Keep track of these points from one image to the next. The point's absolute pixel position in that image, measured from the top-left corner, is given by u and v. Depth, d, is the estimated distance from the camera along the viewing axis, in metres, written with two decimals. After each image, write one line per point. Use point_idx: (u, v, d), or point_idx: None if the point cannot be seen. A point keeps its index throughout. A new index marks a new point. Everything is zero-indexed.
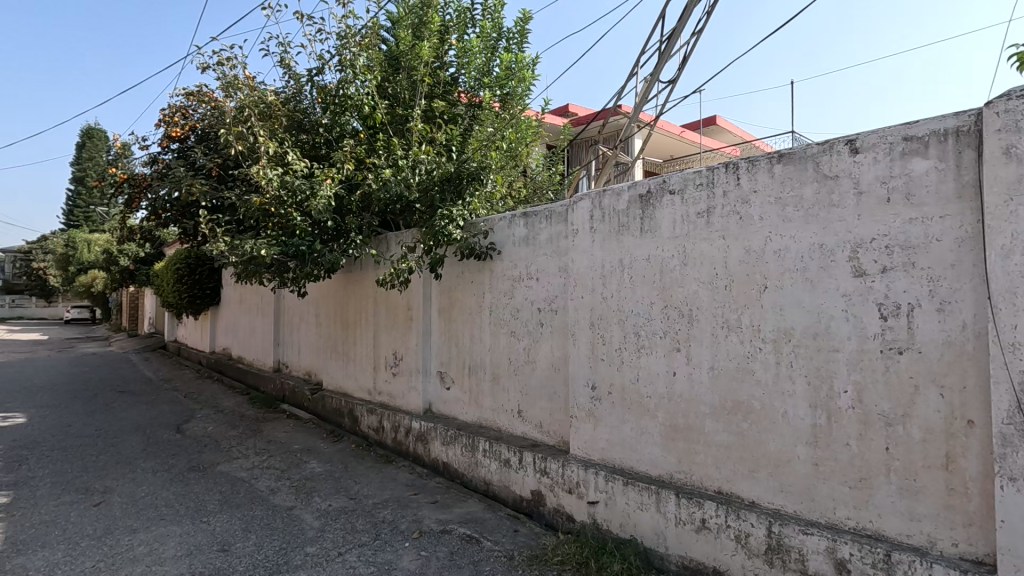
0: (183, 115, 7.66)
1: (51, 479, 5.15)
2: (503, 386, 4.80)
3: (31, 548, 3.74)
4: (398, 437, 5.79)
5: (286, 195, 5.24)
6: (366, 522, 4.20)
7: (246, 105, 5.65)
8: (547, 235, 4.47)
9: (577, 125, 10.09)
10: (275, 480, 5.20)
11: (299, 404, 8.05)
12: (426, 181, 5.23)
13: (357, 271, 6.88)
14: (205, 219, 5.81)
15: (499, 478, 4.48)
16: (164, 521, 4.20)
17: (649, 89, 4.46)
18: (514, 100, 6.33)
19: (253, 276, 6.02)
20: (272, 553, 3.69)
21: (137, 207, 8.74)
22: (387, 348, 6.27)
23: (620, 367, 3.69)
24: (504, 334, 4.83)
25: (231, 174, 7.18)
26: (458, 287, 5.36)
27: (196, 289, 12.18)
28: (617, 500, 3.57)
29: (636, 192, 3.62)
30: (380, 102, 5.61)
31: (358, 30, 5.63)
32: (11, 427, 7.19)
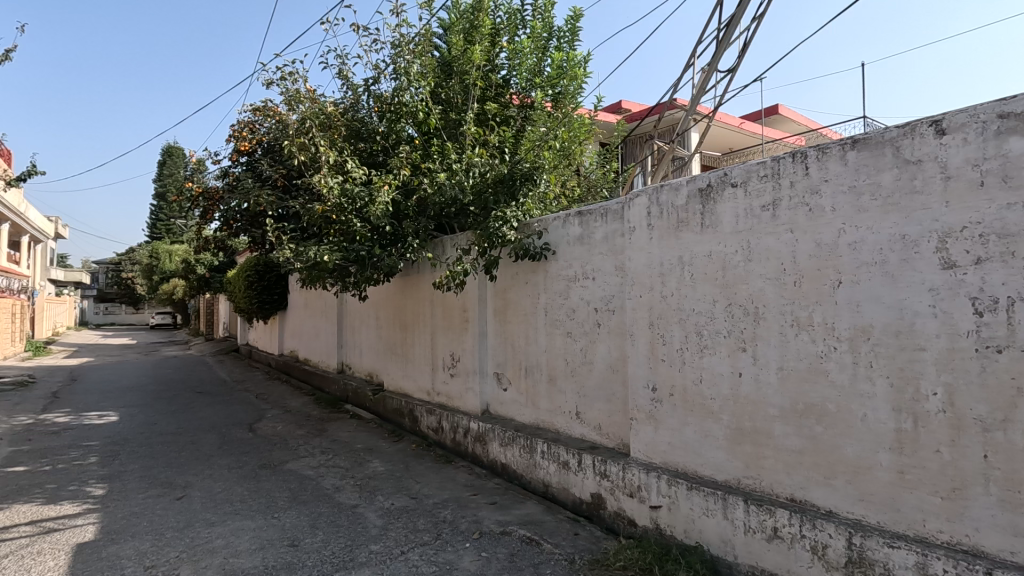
0: (250, 130, 8.11)
1: (140, 474, 5.54)
2: (560, 388, 4.76)
3: (122, 538, 4.03)
4: (456, 437, 5.86)
5: (346, 202, 5.40)
6: (427, 522, 4.26)
7: (307, 116, 5.93)
8: (602, 234, 4.40)
9: (631, 121, 9.89)
10: (340, 478, 5.37)
11: (362, 404, 8.31)
12: (480, 183, 5.23)
13: (413, 274, 7.04)
14: (272, 227, 6.10)
15: (558, 480, 4.44)
16: (239, 516, 4.42)
17: (707, 80, 4.28)
18: (567, 99, 6.21)
19: (316, 281, 6.26)
20: (339, 550, 3.80)
21: (212, 218, 9.31)
22: (444, 350, 6.36)
23: (682, 368, 3.56)
24: (560, 334, 4.78)
25: (295, 184, 7.53)
26: (513, 288, 5.36)
27: (265, 294, 12.85)
28: (680, 505, 3.45)
29: (695, 187, 3.49)
30: (434, 108, 5.70)
31: (412, 38, 5.76)
32: (105, 426, 7.80)
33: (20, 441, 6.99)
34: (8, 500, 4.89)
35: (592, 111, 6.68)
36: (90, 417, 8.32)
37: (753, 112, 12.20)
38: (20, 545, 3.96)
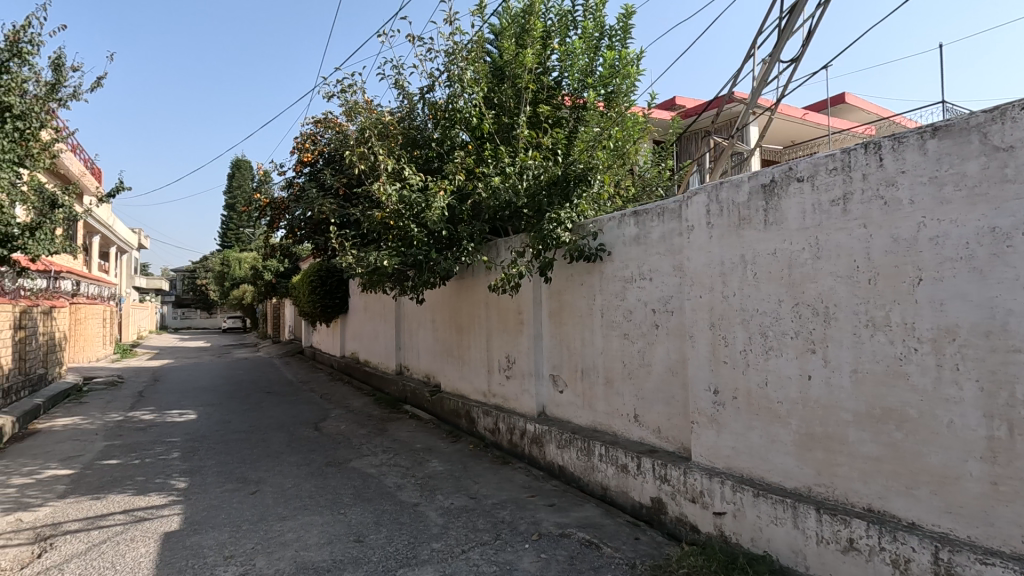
0: (312, 141, 8.48)
1: (217, 469, 5.89)
2: (618, 391, 4.71)
3: (203, 529, 4.30)
4: (513, 439, 5.90)
5: (404, 208, 5.55)
6: (487, 522, 4.31)
7: (366, 126, 6.17)
8: (659, 234, 4.32)
9: (686, 117, 9.65)
10: (401, 477, 5.52)
11: (420, 405, 8.50)
12: (534, 186, 5.26)
13: (468, 277, 7.15)
14: (335, 234, 6.35)
15: (616, 484, 4.39)
16: (308, 511, 4.62)
17: (769, 71, 4.12)
18: (619, 98, 6.14)
19: (376, 285, 6.47)
20: (402, 546, 3.90)
21: (278, 226, 9.78)
22: (500, 352, 6.42)
23: (746, 371, 3.44)
24: (617, 336, 4.73)
25: (355, 192, 7.81)
26: (568, 290, 5.35)
27: (327, 298, 13.39)
28: (746, 512, 3.34)
29: (757, 182, 3.38)
30: (487, 112, 5.78)
31: (465, 45, 5.86)
32: (185, 423, 8.35)
33: (113, 437, 7.59)
34: (104, 491, 5.32)
35: (646, 109, 6.56)
36: (172, 415, 8.92)
37: (817, 101, 11.64)
38: (116, 532, 4.30)
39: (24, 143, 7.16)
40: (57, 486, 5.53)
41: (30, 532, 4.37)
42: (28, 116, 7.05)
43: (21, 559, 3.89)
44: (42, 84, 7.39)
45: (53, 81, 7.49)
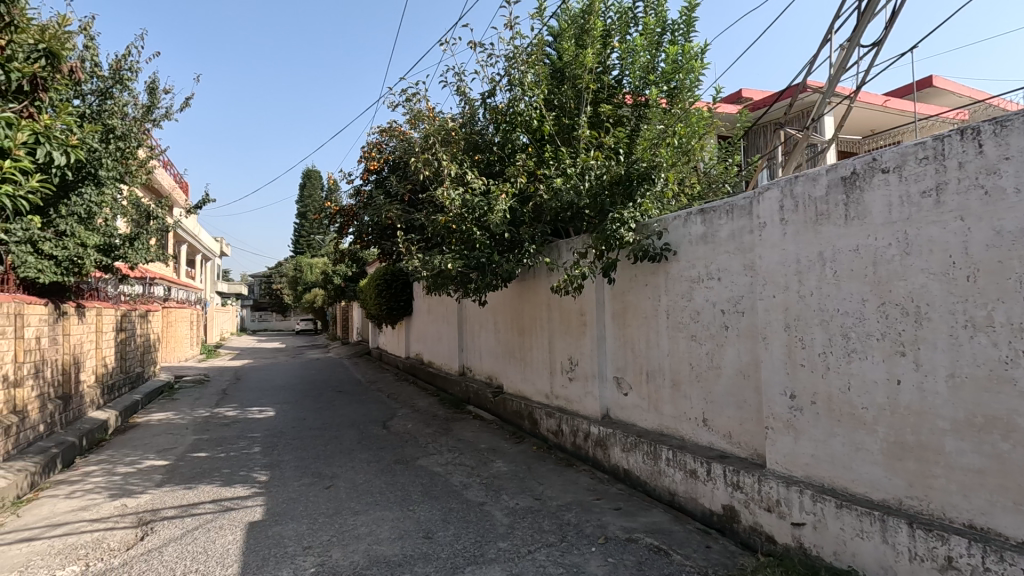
0: (378, 150, 8.81)
1: (295, 464, 6.22)
2: (685, 394, 4.59)
3: (284, 520, 4.55)
4: (577, 441, 5.86)
5: (467, 212, 5.66)
6: (552, 523, 4.31)
7: (430, 133, 6.37)
8: (728, 232, 4.18)
9: (754, 110, 9.28)
10: (467, 476, 5.61)
11: (483, 405, 8.62)
12: (596, 186, 5.21)
13: (530, 279, 7.17)
14: (401, 239, 6.56)
15: (685, 489, 4.27)
16: (379, 506, 4.79)
17: (849, 57, 3.88)
18: (683, 93, 5.98)
19: (441, 288, 6.62)
20: (470, 545, 3.96)
21: (346, 233, 10.20)
22: (563, 354, 6.42)
23: (826, 375, 3.26)
24: (684, 338, 4.61)
25: (419, 198, 8.05)
26: (632, 290, 5.26)
27: (393, 301, 13.84)
28: (829, 524, 3.16)
29: (837, 175, 3.20)
30: (547, 114, 5.80)
31: (525, 48, 5.92)
32: (265, 419, 8.88)
33: (201, 431, 8.18)
34: (196, 481, 5.74)
35: (712, 103, 6.35)
36: (253, 412, 9.51)
37: (902, 86, 10.85)
38: (206, 520, 4.62)
39: (124, 161, 7.87)
40: (155, 475, 6.02)
41: (134, 517, 4.78)
42: (128, 136, 7.73)
43: (127, 541, 4.26)
44: (139, 107, 8.08)
45: (149, 103, 8.17)
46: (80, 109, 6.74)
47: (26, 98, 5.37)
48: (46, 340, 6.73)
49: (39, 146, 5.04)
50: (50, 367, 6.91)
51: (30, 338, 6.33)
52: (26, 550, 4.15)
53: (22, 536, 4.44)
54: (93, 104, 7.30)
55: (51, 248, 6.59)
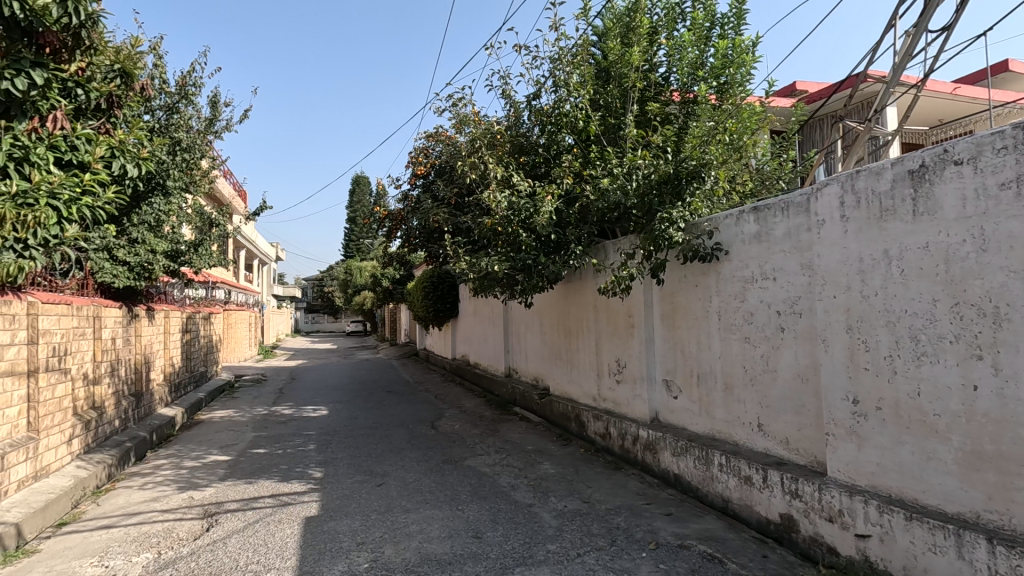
0: (425, 155, 8.99)
1: (348, 461, 6.41)
2: (738, 397, 4.45)
3: (338, 516, 4.69)
4: (625, 444, 5.78)
5: (513, 215, 5.68)
6: (601, 527, 4.26)
7: (476, 137, 6.45)
8: (784, 230, 4.02)
9: (809, 103, 8.95)
10: (514, 477, 5.63)
11: (529, 407, 8.63)
12: (644, 186, 5.09)
13: (577, 281, 7.14)
14: (448, 242, 6.66)
15: (740, 496, 4.14)
16: (429, 505, 4.87)
17: (915, 43, 3.67)
18: (733, 88, 5.82)
19: (488, 289, 6.68)
20: (519, 546, 3.97)
21: (395, 236, 10.44)
22: (611, 356, 6.36)
23: (893, 379, 3.10)
24: (737, 340, 4.47)
25: (465, 201, 8.16)
26: (682, 291, 5.16)
27: (440, 303, 14.08)
28: (897, 537, 2.99)
29: (904, 168, 3.03)
30: (593, 114, 5.75)
31: (570, 49, 5.92)
32: (319, 418, 9.19)
33: (260, 428, 8.55)
34: (255, 476, 6.00)
35: (764, 98, 6.14)
36: (308, 411, 9.86)
37: (974, 72, 10.19)
38: (266, 513, 4.82)
39: (189, 172, 8.33)
40: (219, 469, 6.34)
41: (200, 509, 5.04)
42: (193, 148, 8.19)
43: (194, 531, 4.51)
44: (202, 120, 8.53)
45: (211, 116, 8.63)
46: (150, 123, 7.20)
47: (104, 116, 5.77)
48: (121, 340, 7.20)
49: (115, 159, 5.44)
50: (124, 366, 7.38)
51: (107, 338, 6.79)
52: (105, 536, 4.45)
53: (102, 523, 4.76)
54: (161, 119, 7.79)
55: (125, 254, 7.04)
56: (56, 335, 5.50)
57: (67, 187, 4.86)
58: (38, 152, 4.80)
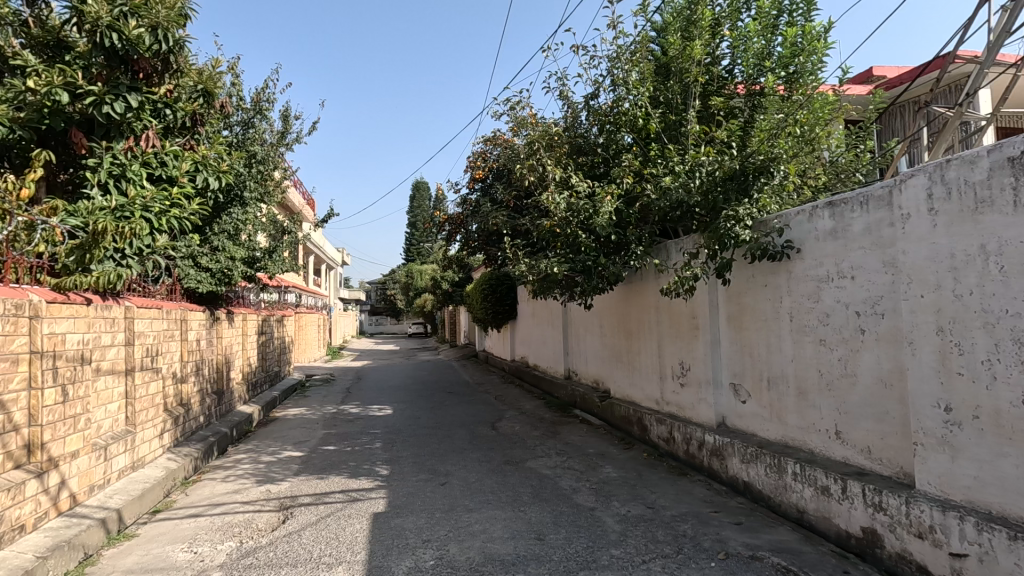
0: (483, 159, 9.12)
1: (412, 460, 6.58)
2: (813, 403, 4.23)
3: (404, 513, 4.83)
4: (690, 449, 5.62)
5: (571, 216, 5.64)
6: (667, 534, 4.16)
7: (534, 139, 6.48)
8: (863, 226, 3.78)
9: (889, 89, 8.39)
10: (576, 480, 5.59)
11: (589, 410, 8.54)
12: (708, 183, 4.94)
13: (637, 282, 7.02)
14: (508, 244, 6.70)
15: (816, 507, 3.93)
16: (491, 506, 4.92)
17: (1014, 18, 3.36)
18: (804, 78, 5.54)
19: (547, 291, 6.67)
20: (582, 549, 3.94)
21: (454, 240, 10.63)
22: (674, 358, 6.21)
23: (992, 386, 2.84)
24: (811, 342, 4.24)
25: (523, 203, 8.20)
26: (749, 292, 4.96)
27: (499, 304, 14.22)
28: (999, 558, 2.74)
29: (1002, 156, 2.79)
30: (653, 111, 5.64)
31: (629, 47, 5.85)
32: (384, 417, 9.49)
33: (330, 426, 8.92)
34: (326, 472, 6.27)
35: (838, 85, 5.79)
36: (373, 410, 10.21)
37: None
38: (337, 508, 5.02)
39: (264, 183, 8.84)
40: (293, 465, 6.67)
41: (276, 502, 5.32)
42: (267, 161, 8.69)
43: (272, 523, 4.76)
44: (275, 133, 9.03)
45: (283, 130, 9.11)
46: (229, 139, 7.71)
47: (189, 133, 6.22)
48: (204, 341, 7.73)
49: (198, 173, 5.82)
50: (207, 366, 7.91)
51: (193, 340, 7.30)
52: (193, 524, 4.78)
53: (190, 512, 5.12)
54: (238, 133, 8.33)
55: (207, 261, 7.55)
56: (149, 336, 5.98)
57: (157, 201, 5.31)
58: (133, 168, 5.32)
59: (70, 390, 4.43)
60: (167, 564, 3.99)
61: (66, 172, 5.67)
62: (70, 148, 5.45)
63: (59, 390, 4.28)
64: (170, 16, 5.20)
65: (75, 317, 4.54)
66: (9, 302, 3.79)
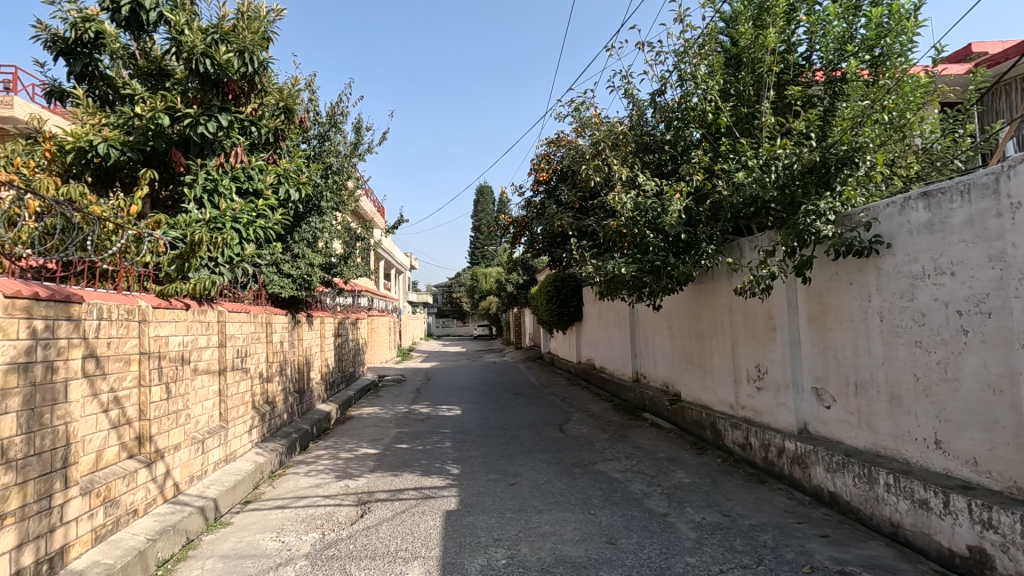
0: (546, 161, 9.15)
1: (481, 460, 6.69)
2: (908, 409, 3.93)
3: (475, 511, 4.92)
4: (769, 456, 5.37)
5: (639, 216, 5.53)
6: (746, 543, 4.00)
7: (600, 139, 6.43)
8: (965, 217, 3.48)
9: (991, 66, 7.65)
10: (647, 484, 5.48)
11: (659, 413, 8.34)
12: (785, 177, 4.72)
13: (709, 281, 6.79)
14: (574, 245, 6.66)
15: (913, 522, 3.65)
16: (561, 507, 4.92)
17: None
18: (891, 61, 5.15)
19: (615, 292, 6.58)
20: (655, 555, 3.87)
21: (519, 242, 10.70)
22: (749, 360, 5.96)
23: None
24: (905, 344, 3.95)
25: (589, 204, 8.13)
26: (833, 291, 4.68)
27: (564, 306, 14.19)
28: None
29: None
30: (723, 105, 5.45)
31: (697, 40, 5.70)
32: (453, 417, 9.71)
33: (402, 425, 9.23)
34: (400, 469, 6.50)
35: (931, 66, 5.35)
36: (443, 410, 10.47)
37: None
38: (411, 505, 5.19)
39: (338, 192, 9.29)
40: (369, 461, 6.96)
41: (354, 497, 5.57)
42: (342, 171, 9.13)
43: (351, 517, 5.00)
44: (348, 144, 9.48)
45: (355, 141, 9.55)
46: (308, 152, 8.19)
47: (272, 148, 6.65)
48: (287, 343, 8.22)
49: (281, 185, 6.17)
50: (290, 366, 8.40)
51: (277, 342, 7.80)
52: (280, 515, 5.10)
53: (277, 503, 5.46)
54: (316, 146, 8.83)
55: (289, 267, 7.98)
56: (239, 338, 6.44)
57: (245, 213, 5.77)
58: (224, 183, 5.77)
59: (172, 387, 4.85)
60: (259, 551, 4.28)
61: (166, 189, 6.20)
62: (170, 167, 5.99)
63: (164, 387, 4.70)
64: (255, 40, 5.58)
65: (176, 320, 4.97)
66: (122, 307, 4.18)
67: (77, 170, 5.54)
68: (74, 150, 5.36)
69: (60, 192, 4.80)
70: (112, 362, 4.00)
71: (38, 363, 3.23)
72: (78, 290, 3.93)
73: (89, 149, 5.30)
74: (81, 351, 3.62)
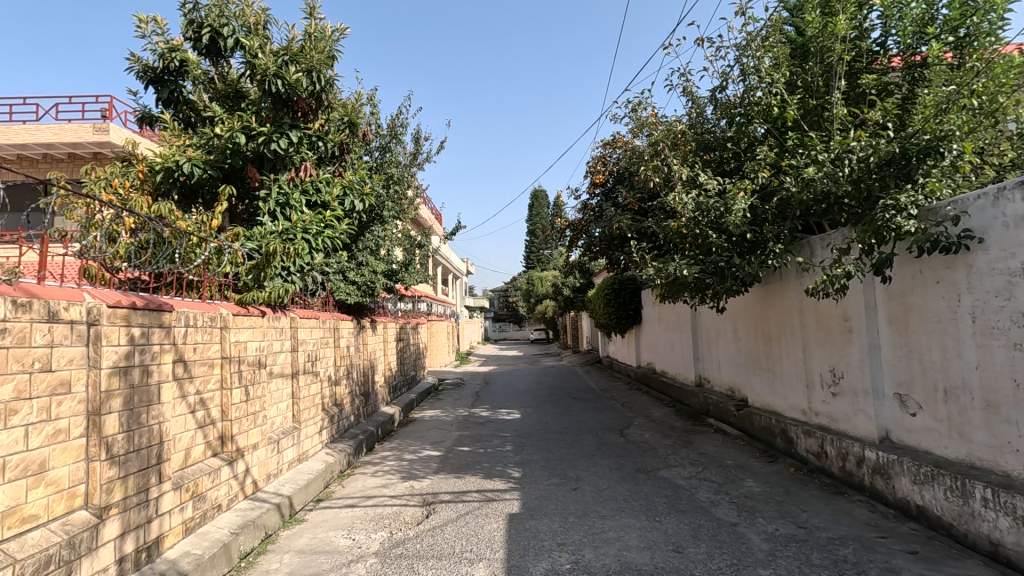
0: (602, 163, 9.07)
1: (542, 464, 6.69)
2: (1007, 418, 3.62)
3: (538, 515, 4.93)
4: (847, 466, 5.08)
5: (701, 216, 5.38)
6: (824, 557, 3.80)
7: (659, 139, 6.32)
8: None
9: None
10: (714, 493, 5.31)
11: (725, 419, 8.06)
12: (860, 170, 4.47)
13: (777, 282, 6.52)
14: (634, 247, 6.56)
15: (1016, 541, 3.36)
16: (624, 513, 4.85)
17: None
18: (979, 41, 4.76)
19: (676, 294, 6.42)
20: (725, 566, 3.74)
21: (576, 247, 10.62)
22: (823, 364, 5.67)
23: None
24: (1002, 347, 3.64)
25: (648, 205, 7.99)
26: (917, 290, 4.39)
27: (622, 309, 13.98)
28: None
29: None
30: (789, 98, 5.22)
31: (760, 32, 5.50)
32: (512, 421, 9.77)
33: (463, 428, 9.37)
34: (462, 471, 6.60)
35: None
36: (502, 413, 10.55)
37: None
38: (474, 507, 5.27)
39: (399, 201, 9.58)
40: (432, 463, 7.12)
41: (419, 497, 5.71)
42: (402, 181, 9.42)
43: (417, 517, 5.13)
44: (408, 154, 9.77)
45: (415, 151, 9.83)
46: (371, 164, 8.51)
47: (337, 161, 6.96)
48: (353, 347, 8.55)
49: (346, 196, 6.43)
50: (356, 370, 8.73)
51: (344, 346, 8.12)
52: (351, 514, 5.30)
53: (347, 502, 5.68)
54: (378, 157, 9.15)
55: (355, 275, 8.30)
56: (310, 343, 6.77)
57: (314, 224, 6.09)
58: (295, 197, 6.09)
59: (251, 390, 5.16)
60: (331, 547, 4.47)
61: (243, 203, 6.60)
62: (246, 183, 6.38)
63: (244, 389, 5.00)
64: (321, 59, 5.88)
65: (254, 326, 5.29)
66: (206, 314, 4.49)
67: (166, 188, 6.00)
68: (163, 170, 5.81)
69: (152, 209, 5.24)
70: (198, 366, 4.30)
71: (136, 367, 3.50)
72: (168, 300, 4.26)
73: (176, 168, 5.74)
74: (171, 356, 3.91)
